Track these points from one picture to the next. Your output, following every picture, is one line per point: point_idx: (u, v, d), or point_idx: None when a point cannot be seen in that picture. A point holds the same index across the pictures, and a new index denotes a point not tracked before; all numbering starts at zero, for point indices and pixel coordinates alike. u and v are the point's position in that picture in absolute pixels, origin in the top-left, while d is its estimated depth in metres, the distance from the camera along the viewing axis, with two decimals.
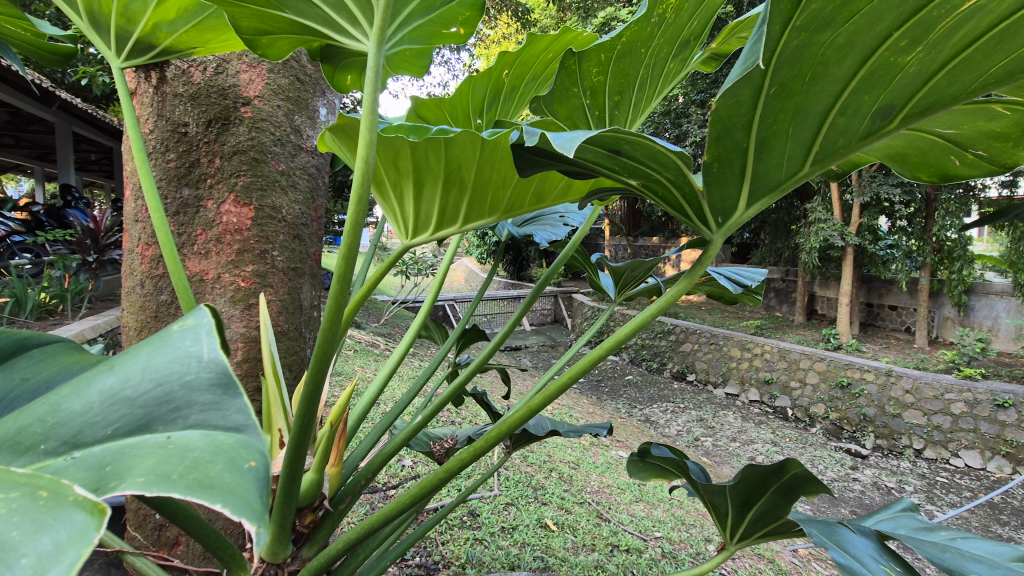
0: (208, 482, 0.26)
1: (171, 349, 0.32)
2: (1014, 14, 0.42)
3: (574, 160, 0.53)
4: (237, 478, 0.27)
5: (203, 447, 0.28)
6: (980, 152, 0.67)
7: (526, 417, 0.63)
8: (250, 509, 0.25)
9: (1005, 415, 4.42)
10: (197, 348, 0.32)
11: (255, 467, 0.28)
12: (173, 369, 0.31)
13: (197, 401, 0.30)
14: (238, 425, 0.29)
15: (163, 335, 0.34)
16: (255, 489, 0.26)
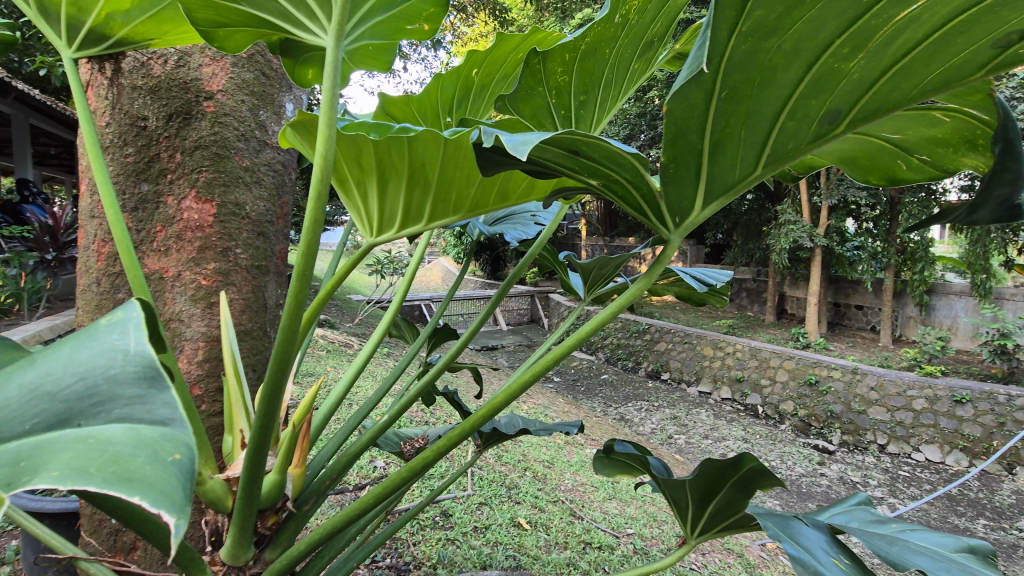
0: (129, 475, 0.26)
1: (97, 342, 0.31)
2: (950, 23, 0.44)
3: (535, 159, 0.53)
4: (160, 471, 0.26)
5: (126, 441, 0.27)
6: (924, 157, 0.70)
7: (488, 416, 0.63)
8: (168, 503, 0.25)
9: (962, 411, 4.62)
10: (123, 341, 0.30)
11: (181, 461, 0.27)
12: (98, 363, 0.30)
13: (123, 395, 0.29)
14: (164, 419, 0.28)
15: (89, 327, 0.32)
16: (177, 484, 0.26)
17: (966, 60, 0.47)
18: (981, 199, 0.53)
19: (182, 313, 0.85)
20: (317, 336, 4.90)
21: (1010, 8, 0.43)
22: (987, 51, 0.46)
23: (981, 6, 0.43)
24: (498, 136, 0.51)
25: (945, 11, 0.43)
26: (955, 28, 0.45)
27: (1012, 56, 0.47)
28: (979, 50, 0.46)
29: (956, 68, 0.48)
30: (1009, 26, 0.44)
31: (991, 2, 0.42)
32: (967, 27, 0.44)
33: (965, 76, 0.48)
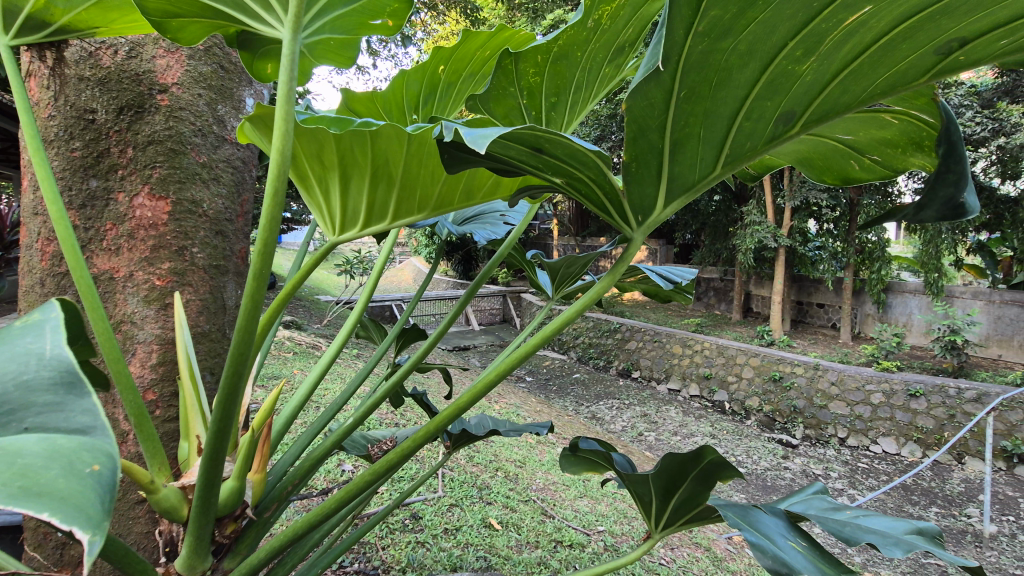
0: (38, 489, 0.27)
1: (10, 348, 0.35)
2: (895, 28, 0.45)
3: (498, 156, 0.53)
4: (74, 483, 0.28)
5: (38, 451, 0.29)
6: (875, 159, 0.73)
7: (453, 417, 0.62)
8: (84, 515, 0.27)
9: (917, 404, 4.82)
10: (38, 346, 0.35)
11: (99, 473, 0.29)
12: (11, 370, 0.34)
13: (35, 402, 0.32)
14: (80, 426, 0.31)
15: (7, 334, 0.37)
16: (94, 495, 0.28)
17: (910, 66, 0.49)
18: (927, 199, 0.56)
19: (134, 315, 0.81)
20: (284, 337, 4.79)
21: (949, 16, 0.44)
22: (931, 57, 0.48)
23: (925, 13, 0.44)
24: (458, 134, 0.51)
25: (891, 16, 0.44)
26: (900, 34, 0.46)
27: (953, 63, 0.49)
28: (925, 55, 0.48)
29: (901, 74, 0.49)
30: (951, 33, 0.46)
31: (934, 9, 0.44)
32: (913, 32, 0.46)
33: (910, 80, 0.50)
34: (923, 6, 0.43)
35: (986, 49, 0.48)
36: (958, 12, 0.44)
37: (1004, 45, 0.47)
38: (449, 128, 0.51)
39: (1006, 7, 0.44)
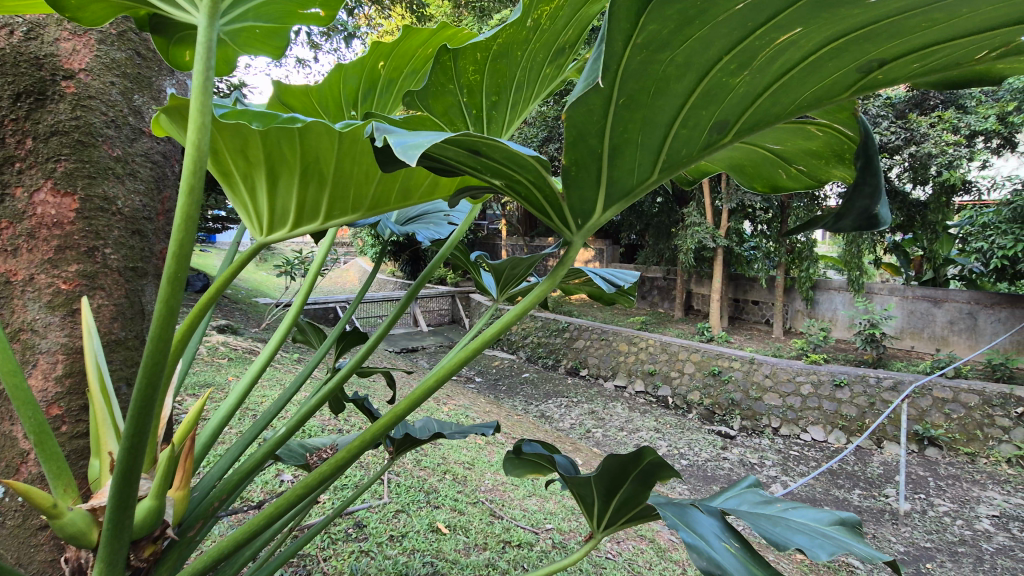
0: None
1: None
2: (824, 48, 0.43)
3: (436, 154, 0.51)
4: None
5: None
6: (801, 168, 0.77)
7: (388, 426, 0.60)
8: None
9: (841, 393, 5.16)
10: None
11: None
12: None
13: None
14: None
15: None
16: None
17: (836, 82, 0.47)
18: (845, 209, 0.59)
19: (36, 322, 0.73)
20: (218, 343, 4.53)
21: (874, 40, 0.43)
22: (853, 75, 0.46)
23: (852, 35, 0.42)
24: (390, 136, 0.49)
25: (821, 36, 0.42)
26: (828, 53, 0.44)
27: (873, 81, 0.48)
28: (850, 73, 0.46)
29: (828, 88, 0.48)
30: (872, 55, 0.44)
31: (859, 32, 0.42)
32: (839, 52, 0.44)
33: (835, 95, 0.49)
34: (851, 27, 0.41)
35: (900, 70, 0.47)
36: (880, 37, 0.42)
37: (917, 68, 0.47)
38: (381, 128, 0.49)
39: (927, 33, 0.42)
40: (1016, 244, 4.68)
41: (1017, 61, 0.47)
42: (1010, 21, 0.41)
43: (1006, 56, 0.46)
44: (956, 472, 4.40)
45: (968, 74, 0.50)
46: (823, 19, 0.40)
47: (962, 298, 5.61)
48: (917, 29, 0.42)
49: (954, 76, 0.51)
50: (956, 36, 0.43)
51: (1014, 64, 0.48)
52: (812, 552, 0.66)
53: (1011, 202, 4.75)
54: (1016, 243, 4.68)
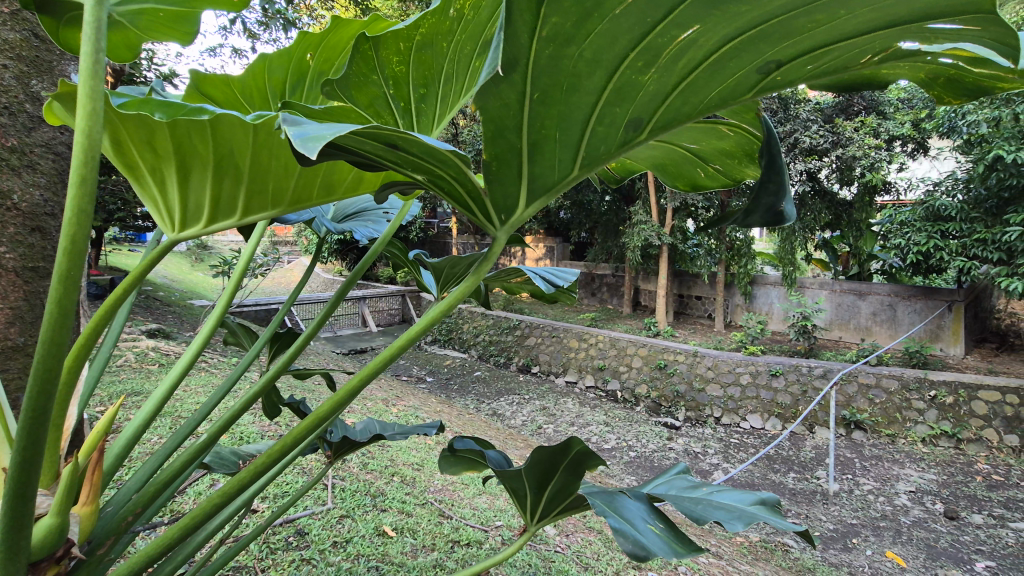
0: None
1: None
2: (721, 48, 0.45)
3: (352, 147, 0.49)
4: None
5: None
6: (717, 167, 0.80)
7: (313, 429, 0.58)
8: None
9: (777, 382, 5.44)
10: None
11: None
12: None
13: None
14: None
15: None
16: None
17: (739, 82, 0.49)
18: (753, 206, 0.62)
19: None
20: (147, 348, 4.26)
21: (767, 40, 0.45)
22: (754, 75, 0.48)
23: (746, 36, 0.44)
24: (297, 128, 0.47)
25: (718, 36, 0.44)
26: (729, 51, 0.45)
27: (772, 81, 0.50)
28: (750, 73, 0.48)
29: (732, 88, 0.49)
30: (769, 56, 0.46)
31: (754, 31, 0.44)
32: (736, 53, 0.46)
33: (738, 96, 0.50)
34: (745, 25, 0.43)
35: (797, 72, 0.49)
36: (773, 37, 0.44)
37: (812, 69, 0.49)
38: (287, 119, 0.48)
39: (814, 34, 0.44)
40: (929, 241, 5.04)
41: (900, 64, 0.51)
42: (888, 24, 0.44)
43: (889, 60, 0.49)
44: (879, 453, 4.71)
45: (858, 76, 0.53)
46: (718, 18, 0.41)
47: (883, 291, 6.03)
48: (805, 31, 0.44)
49: (846, 78, 0.54)
50: (844, 38, 0.45)
51: (897, 67, 0.52)
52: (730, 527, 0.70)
53: (926, 202, 5.18)
54: (929, 240, 5.03)
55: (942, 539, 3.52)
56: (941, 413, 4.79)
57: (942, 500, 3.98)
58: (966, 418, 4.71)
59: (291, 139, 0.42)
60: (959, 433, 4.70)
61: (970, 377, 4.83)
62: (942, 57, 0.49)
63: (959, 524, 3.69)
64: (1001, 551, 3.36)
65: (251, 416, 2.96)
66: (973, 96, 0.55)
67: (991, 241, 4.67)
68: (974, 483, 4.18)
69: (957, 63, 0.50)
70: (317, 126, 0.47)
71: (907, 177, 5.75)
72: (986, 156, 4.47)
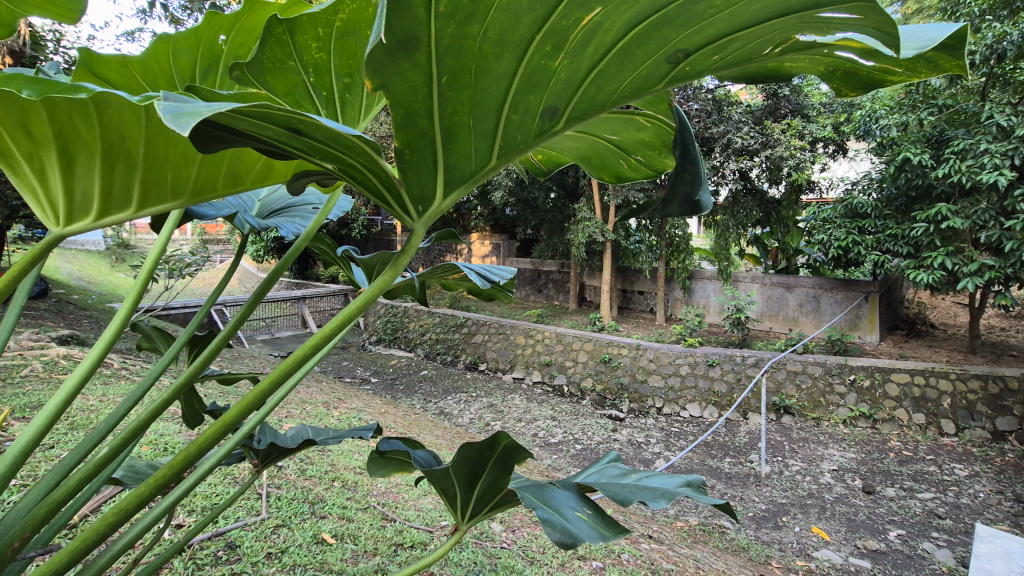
0: None
1: None
2: (627, 34, 0.45)
3: (253, 132, 0.46)
4: None
5: None
6: (639, 159, 0.82)
7: (221, 434, 0.54)
8: None
9: (714, 372, 5.70)
10: None
11: None
12: None
13: None
14: None
15: None
16: None
17: (648, 71, 0.49)
18: (671, 196, 0.64)
19: None
20: (59, 356, 3.91)
21: (670, 26, 0.45)
22: (663, 66, 0.49)
23: (648, 21, 0.44)
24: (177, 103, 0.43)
25: (621, 21, 0.43)
26: (637, 37, 0.45)
27: (680, 73, 0.50)
28: (658, 62, 0.48)
29: (642, 78, 0.50)
30: (674, 44, 0.46)
31: (655, 18, 0.44)
32: (641, 41, 0.46)
33: (648, 87, 0.51)
34: (646, 11, 0.43)
35: (704, 62, 0.50)
36: (676, 24, 0.45)
37: (717, 60, 0.50)
38: (169, 95, 0.44)
39: (715, 21, 0.45)
40: (848, 236, 5.38)
41: (800, 57, 0.53)
42: (782, 12, 0.45)
43: (789, 51, 0.51)
44: (806, 435, 5.01)
45: (765, 68, 0.55)
46: (619, 1, 0.41)
47: (808, 284, 6.43)
48: (705, 18, 0.45)
49: (753, 70, 0.56)
50: (741, 28, 0.47)
51: (797, 60, 0.54)
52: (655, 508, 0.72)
53: (845, 200, 5.53)
54: (848, 236, 5.38)
55: (861, 512, 3.79)
56: (859, 396, 5.17)
57: (861, 476, 4.28)
58: (881, 400, 5.10)
59: (163, 115, 0.39)
60: (875, 414, 5.07)
61: (883, 362, 5.24)
62: (837, 49, 0.52)
63: (875, 497, 3.99)
64: (911, 521, 3.67)
65: (177, 426, 2.78)
66: (867, 87, 0.59)
67: (900, 237, 5.05)
68: (887, 459, 4.53)
69: (849, 56, 0.52)
70: (203, 105, 0.43)
71: (829, 177, 6.15)
72: (896, 158, 4.83)
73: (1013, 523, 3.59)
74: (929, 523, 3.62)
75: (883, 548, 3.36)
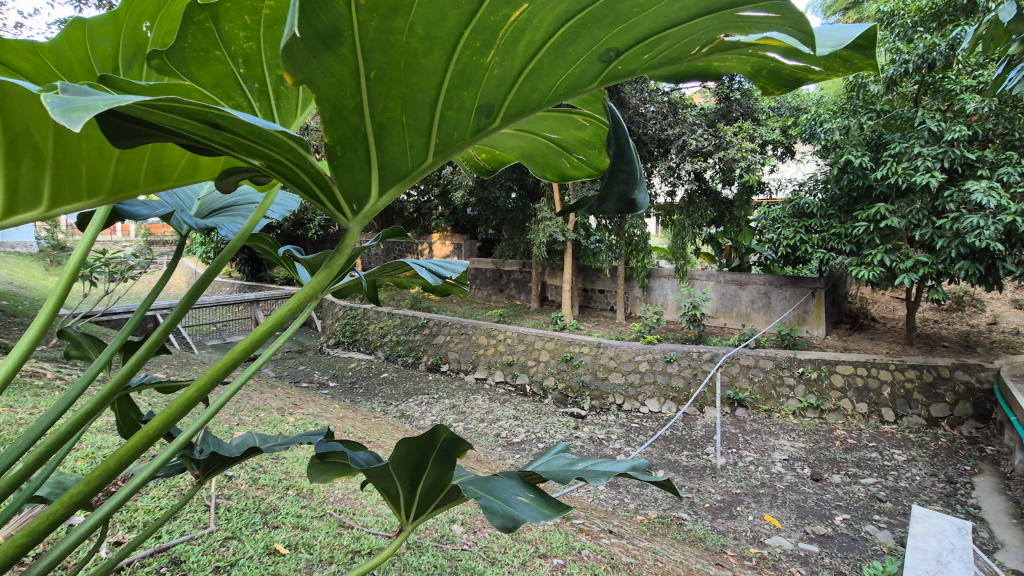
0: None
1: None
2: (557, 31, 0.45)
3: (170, 126, 0.44)
4: None
5: None
6: (581, 157, 0.83)
7: (144, 445, 0.51)
8: None
9: (672, 368, 5.85)
10: None
11: None
12: None
13: None
14: None
15: None
16: None
17: (582, 70, 0.49)
18: (608, 194, 0.65)
19: None
20: None
21: (599, 24, 0.45)
22: (596, 64, 0.49)
23: (577, 19, 0.45)
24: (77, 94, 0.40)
25: (548, 18, 0.44)
26: (567, 35, 0.46)
27: (614, 72, 0.51)
28: (591, 60, 0.48)
29: (575, 77, 0.50)
30: (605, 42, 0.47)
31: (584, 15, 0.44)
32: (572, 38, 0.46)
33: (584, 85, 0.51)
34: (574, 9, 0.43)
35: (636, 60, 0.51)
36: (604, 23, 0.45)
37: (647, 60, 0.51)
38: (67, 87, 0.42)
39: (641, 19, 0.46)
40: (796, 235, 5.59)
41: (727, 56, 0.54)
42: (705, 12, 0.46)
43: (716, 51, 0.53)
44: (758, 426, 5.20)
45: (695, 67, 0.57)
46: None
47: (759, 281, 6.68)
48: (632, 15, 0.45)
49: (685, 68, 0.57)
50: (671, 26, 0.47)
51: (726, 59, 0.56)
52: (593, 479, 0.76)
53: (793, 200, 5.76)
54: (795, 235, 5.61)
55: (809, 499, 3.96)
56: (807, 387, 5.40)
57: (810, 464, 4.47)
58: (827, 391, 5.34)
59: (51, 107, 0.36)
60: (822, 404, 5.31)
61: (829, 355, 5.49)
62: (761, 49, 0.53)
63: (823, 484, 4.18)
64: (855, 505, 3.86)
65: (118, 437, 2.64)
66: (792, 86, 0.61)
67: (843, 235, 5.30)
68: (834, 447, 4.74)
69: (772, 56, 0.54)
70: (106, 97, 0.40)
71: (778, 178, 6.39)
72: (839, 160, 5.03)
73: (945, 503, 3.83)
74: (872, 506, 3.82)
75: (830, 532, 3.52)
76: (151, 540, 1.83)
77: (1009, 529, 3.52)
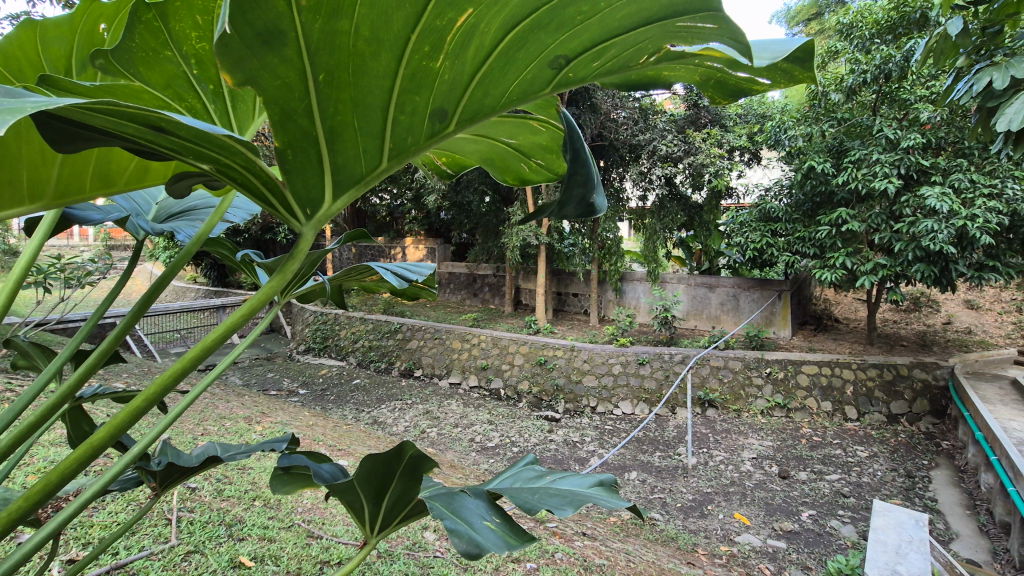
0: None
1: None
2: (507, 36, 0.46)
3: (110, 130, 0.43)
4: None
5: None
6: (540, 160, 0.85)
7: (88, 458, 0.49)
8: None
9: (644, 369, 5.93)
10: None
11: None
12: None
13: None
14: None
15: None
16: None
17: (533, 76, 0.50)
18: (567, 198, 0.65)
19: None
20: None
21: (548, 28, 0.46)
22: (546, 70, 0.50)
23: (524, 24, 0.45)
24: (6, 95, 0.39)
25: (495, 23, 0.44)
26: (515, 40, 0.46)
27: (565, 78, 0.52)
28: (541, 66, 0.49)
29: (527, 84, 0.51)
30: (555, 47, 0.48)
31: (532, 20, 0.45)
32: (522, 42, 0.47)
33: (537, 90, 0.52)
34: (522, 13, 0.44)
35: (586, 67, 0.52)
36: (551, 27, 0.46)
37: (598, 66, 0.52)
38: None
39: (588, 25, 0.47)
40: (762, 239, 5.73)
41: (675, 65, 0.56)
42: (648, 20, 0.47)
43: (663, 60, 0.54)
44: (728, 426, 5.30)
45: (644, 75, 0.58)
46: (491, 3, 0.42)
47: (728, 284, 6.82)
48: (577, 21, 0.46)
49: (634, 76, 0.58)
50: (618, 31, 0.48)
51: (674, 67, 0.57)
52: (560, 511, 0.72)
53: (760, 205, 5.92)
54: (761, 238, 5.73)
55: (777, 496, 4.06)
56: (775, 387, 5.54)
57: (778, 462, 4.58)
58: (794, 390, 5.49)
59: None
60: (788, 403, 5.44)
61: (795, 355, 5.65)
62: (705, 59, 0.55)
63: (790, 481, 4.28)
64: (820, 501, 3.97)
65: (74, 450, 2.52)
66: (736, 96, 0.63)
67: (807, 239, 5.46)
68: (800, 445, 4.86)
69: (717, 66, 0.56)
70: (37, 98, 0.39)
71: (745, 184, 6.56)
72: (802, 166, 5.20)
73: (904, 496, 3.98)
74: (836, 502, 3.93)
75: (797, 529, 3.61)
76: (107, 557, 1.76)
77: (963, 520, 3.67)
